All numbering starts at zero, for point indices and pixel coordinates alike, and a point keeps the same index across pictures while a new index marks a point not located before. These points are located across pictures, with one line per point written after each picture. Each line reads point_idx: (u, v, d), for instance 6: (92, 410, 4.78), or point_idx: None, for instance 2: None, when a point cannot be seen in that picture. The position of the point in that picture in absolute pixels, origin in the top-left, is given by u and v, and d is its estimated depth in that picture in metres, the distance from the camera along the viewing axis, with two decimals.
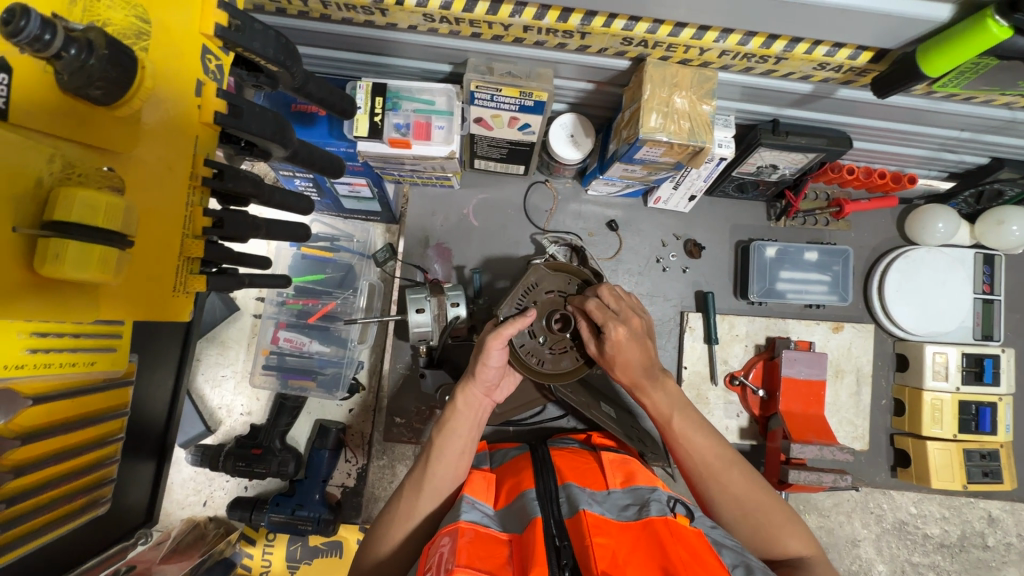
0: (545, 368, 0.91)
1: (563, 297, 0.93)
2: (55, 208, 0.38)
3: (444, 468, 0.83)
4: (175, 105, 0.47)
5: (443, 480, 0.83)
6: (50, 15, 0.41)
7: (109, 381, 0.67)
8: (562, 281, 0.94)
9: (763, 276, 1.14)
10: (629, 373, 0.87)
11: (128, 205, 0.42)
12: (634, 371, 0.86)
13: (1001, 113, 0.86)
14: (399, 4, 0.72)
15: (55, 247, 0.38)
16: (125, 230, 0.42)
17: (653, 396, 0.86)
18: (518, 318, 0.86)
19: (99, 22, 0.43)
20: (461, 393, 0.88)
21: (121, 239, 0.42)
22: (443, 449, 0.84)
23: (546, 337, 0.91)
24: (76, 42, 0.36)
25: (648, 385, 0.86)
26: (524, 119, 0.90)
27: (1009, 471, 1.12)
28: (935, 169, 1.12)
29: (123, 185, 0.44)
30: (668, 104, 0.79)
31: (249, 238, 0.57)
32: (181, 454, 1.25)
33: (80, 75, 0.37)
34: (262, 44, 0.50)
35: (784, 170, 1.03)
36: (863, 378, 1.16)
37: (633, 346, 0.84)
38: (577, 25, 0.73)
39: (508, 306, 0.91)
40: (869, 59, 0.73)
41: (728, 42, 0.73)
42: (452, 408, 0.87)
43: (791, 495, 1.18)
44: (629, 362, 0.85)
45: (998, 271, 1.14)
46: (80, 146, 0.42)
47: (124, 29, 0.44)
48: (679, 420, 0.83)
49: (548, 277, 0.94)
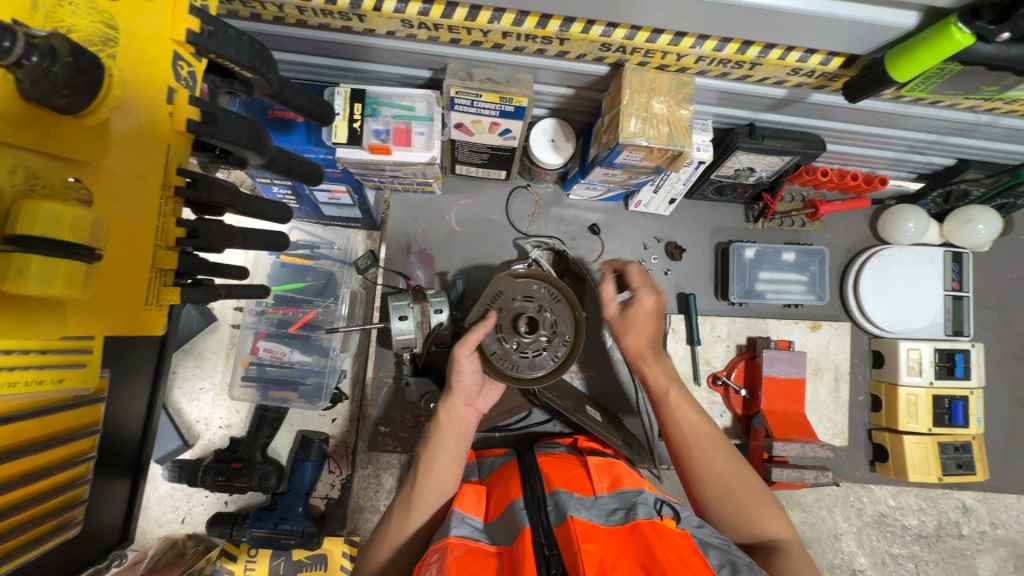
0: (521, 373, 0.91)
1: (529, 300, 0.94)
2: (18, 221, 0.36)
3: (433, 484, 0.83)
4: (145, 113, 0.46)
5: (433, 496, 0.82)
6: (10, 21, 0.39)
7: (78, 398, 0.64)
8: (525, 287, 0.95)
9: (743, 277, 1.16)
10: (638, 342, 0.94)
11: (96, 216, 0.40)
12: (643, 340, 0.94)
13: (965, 117, 0.89)
14: (376, 10, 0.71)
15: (18, 262, 0.36)
16: (93, 242, 0.40)
17: (654, 369, 0.92)
18: (479, 324, 0.87)
19: (62, 28, 0.41)
20: (443, 407, 0.88)
21: (88, 252, 0.40)
22: (430, 467, 0.83)
23: (517, 342, 0.91)
24: (38, 49, 0.35)
25: (651, 358, 0.93)
26: (504, 124, 0.91)
27: (982, 462, 1.15)
28: (904, 170, 1.16)
29: (90, 196, 0.43)
30: (647, 109, 0.80)
31: (225, 248, 0.56)
32: (157, 470, 1.21)
33: (43, 84, 0.36)
34: (236, 49, 0.48)
35: (761, 172, 1.05)
36: (840, 375, 1.19)
37: (648, 317, 0.94)
38: (555, 31, 0.73)
39: (473, 312, 0.92)
40: (840, 65, 0.75)
41: (704, 48, 0.74)
42: (435, 424, 0.87)
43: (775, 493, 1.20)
44: (643, 330, 0.94)
45: (966, 269, 1.18)
46: (43, 156, 0.40)
47: (91, 35, 0.43)
48: (677, 390, 0.87)
49: (513, 283, 0.94)
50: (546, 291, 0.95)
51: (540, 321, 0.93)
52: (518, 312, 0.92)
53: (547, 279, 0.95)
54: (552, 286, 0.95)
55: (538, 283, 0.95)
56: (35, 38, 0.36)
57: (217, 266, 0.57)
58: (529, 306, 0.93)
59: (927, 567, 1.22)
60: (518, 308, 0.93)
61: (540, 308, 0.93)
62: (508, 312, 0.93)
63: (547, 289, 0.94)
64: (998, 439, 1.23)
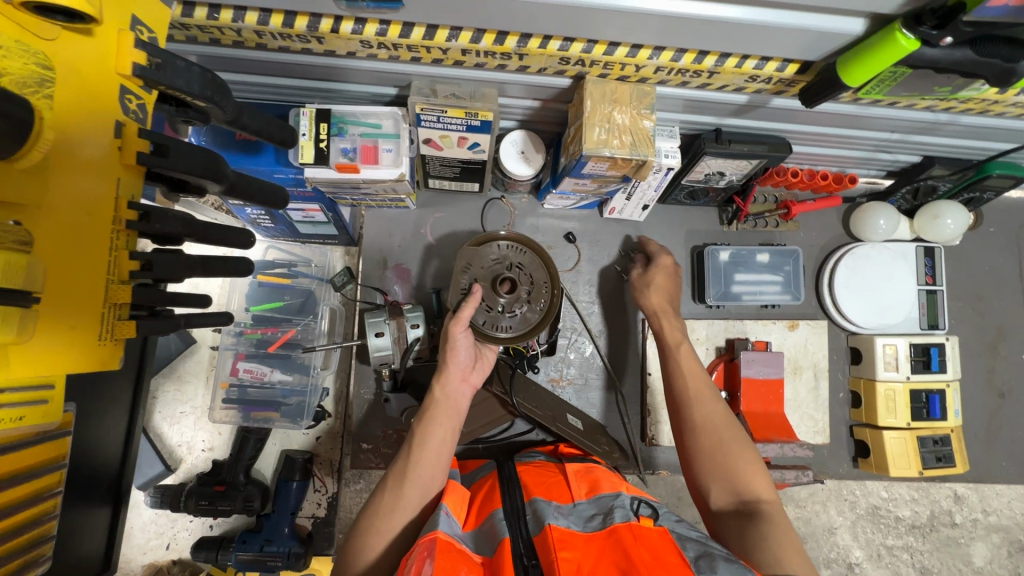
0: (513, 331, 0.94)
1: (499, 263, 0.96)
2: None
3: (424, 470, 0.83)
4: (95, 154, 0.46)
5: (421, 488, 0.82)
6: None
7: (42, 434, 0.61)
8: (494, 252, 0.96)
9: (719, 280, 1.17)
10: (660, 297, 1.03)
11: (32, 260, 0.40)
12: (661, 300, 1.02)
13: (924, 116, 0.90)
14: (334, 31, 0.71)
15: None
16: (28, 286, 0.40)
17: (666, 326, 0.98)
18: (470, 298, 0.90)
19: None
20: (438, 383, 0.90)
21: (23, 296, 0.40)
22: (403, 476, 0.82)
23: (499, 302, 0.94)
24: None
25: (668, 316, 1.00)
26: (472, 138, 0.92)
27: (962, 454, 1.15)
28: (873, 168, 1.17)
29: (31, 239, 0.42)
30: (610, 120, 0.81)
31: (185, 278, 0.55)
32: (140, 497, 1.20)
33: None
34: (185, 81, 0.49)
35: (730, 176, 1.06)
36: (820, 373, 1.20)
37: (666, 276, 1.06)
38: (513, 47, 0.74)
39: (454, 293, 0.94)
40: (795, 70, 0.76)
41: (661, 59, 0.75)
42: (431, 399, 0.89)
43: None
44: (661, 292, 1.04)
45: (938, 262, 1.20)
46: None
47: (25, 77, 0.42)
48: (688, 342, 0.93)
49: (475, 251, 0.96)
50: (507, 245, 0.97)
51: (517, 279, 0.95)
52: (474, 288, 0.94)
53: (526, 241, 0.98)
54: (533, 249, 0.98)
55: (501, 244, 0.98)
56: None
57: (178, 296, 0.56)
58: (501, 265, 0.96)
59: (921, 556, 1.23)
60: (465, 285, 0.94)
61: (511, 266, 0.96)
62: (456, 295, 0.94)
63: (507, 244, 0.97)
64: (978, 432, 1.24)
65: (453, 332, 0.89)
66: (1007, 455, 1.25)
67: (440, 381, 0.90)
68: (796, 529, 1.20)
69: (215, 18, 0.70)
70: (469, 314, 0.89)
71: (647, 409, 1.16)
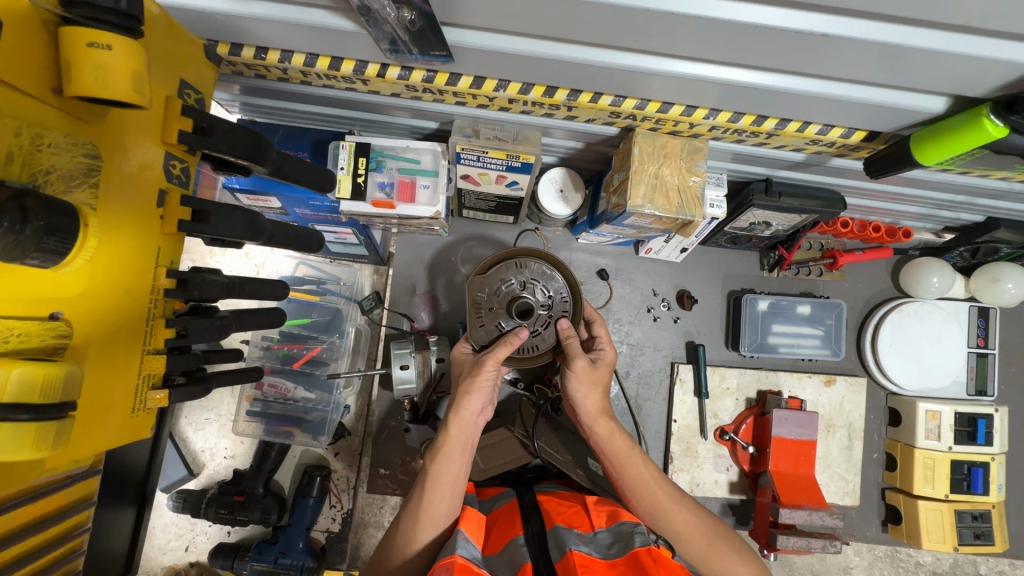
0: (541, 351, 0.91)
1: (512, 287, 0.90)
2: None
3: (440, 504, 0.84)
4: (142, 223, 0.45)
5: (436, 519, 0.83)
6: None
7: (73, 476, 0.62)
8: (504, 273, 0.90)
9: (755, 330, 1.13)
10: (597, 397, 0.92)
11: (71, 370, 0.38)
12: (598, 400, 0.92)
13: (998, 185, 0.84)
14: (380, 76, 0.69)
15: None
16: (68, 396, 0.38)
17: (613, 434, 0.91)
18: (507, 340, 0.86)
19: (42, 174, 0.38)
20: (453, 420, 0.88)
21: (63, 408, 0.37)
22: (416, 516, 0.83)
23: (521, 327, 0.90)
24: (9, 214, 0.33)
25: (607, 419, 0.92)
26: (511, 177, 0.89)
27: (1001, 532, 1.09)
28: (931, 223, 1.10)
29: (71, 331, 0.41)
30: (657, 176, 0.77)
31: (224, 339, 0.54)
32: (162, 499, 1.23)
33: (14, 248, 0.34)
34: (228, 144, 0.47)
35: (777, 226, 1.02)
36: (854, 433, 1.15)
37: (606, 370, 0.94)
38: (563, 100, 0.70)
39: (474, 328, 0.91)
40: (862, 138, 0.71)
41: (718, 120, 0.71)
42: (445, 434, 0.87)
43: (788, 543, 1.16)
44: (598, 393, 0.92)
45: (992, 325, 1.14)
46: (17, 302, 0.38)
47: (72, 171, 0.40)
48: (638, 450, 0.89)
49: (483, 276, 0.89)
50: (514, 264, 0.90)
51: (534, 297, 0.90)
52: (496, 320, 0.90)
53: (537, 251, 0.91)
54: (543, 258, 0.91)
55: (508, 263, 0.90)
56: (4, 193, 0.34)
57: (209, 353, 0.56)
58: (514, 287, 0.90)
59: None
60: (486, 319, 0.90)
61: (527, 286, 0.90)
62: (479, 332, 0.91)
63: (517, 265, 0.90)
64: (1020, 506, 1.17)
65: (484, 369, 0.85)
66: None
67: (456, 418, 0.87)
68: (811, 567, 1.16)
69: (261, 58, 0.68)
70: (504, 354, 0.85)
71: (670, 456, 1.13)
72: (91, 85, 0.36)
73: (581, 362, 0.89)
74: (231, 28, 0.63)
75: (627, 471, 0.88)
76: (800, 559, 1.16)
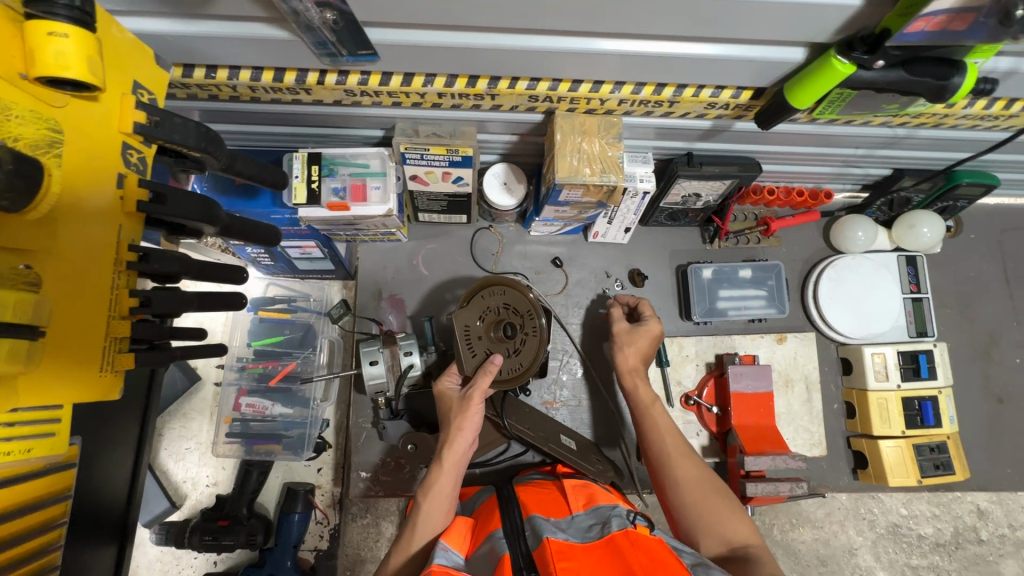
0: (507, 374, 0.88)
1: (490, 313, 0.90)
2: None
3: (428, 521, 0.86)
4: (99, 197, 0.51)
5: (423, 535, 0.85)
6: None
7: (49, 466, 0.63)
8: (484, 301, 0.90)
9: (703, 297, 1.20)
10: (637, 356, 1.03)
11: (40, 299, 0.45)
12: (638, 359, 1.03)
13: (884, 132, 0.95)
14: (320, 83, 0.78)
15: None
16: (37, 321, 0.46)
17: (640, 389, 1.00)
18: (484, 367, 0.88)
19: (11, 138, 0.45)
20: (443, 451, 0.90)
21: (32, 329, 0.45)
22: (410, 541, 0.84)
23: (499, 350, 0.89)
24: None
25: (639, 378, 1.01)
26: (456, 173, 0.97)
27: (960, 462, 1.15)
28: (847, 183, 1.21)
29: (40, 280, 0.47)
30: (579, 149, 0.86)
31: (183, 313, 0.58)
32: (145, 535, 1.22)
33: None
34: (182, 135, 0.54)
35: (706, 197, 1.11)
36: (812, 385, 1.21)
37: (651, 339, 1.03)
38: (484, 89, 0.80)
39: (465, 357, 0.91)
40: (750, 96, 0.81)
41: (623, 92, 0.81)
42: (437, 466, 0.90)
43: (781, 510, 1.19)
44: (638, 354, 1.03)
45: (921, 270, 1.22)
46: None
47: (37, 140, 0.47)
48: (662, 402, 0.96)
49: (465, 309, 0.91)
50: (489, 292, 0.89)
51: (511, 319, 0.88)
52: (483, 347, 0.91)
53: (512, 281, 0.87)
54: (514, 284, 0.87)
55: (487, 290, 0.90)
56: None
57: (175, 329, 0.60)
58: (495, 313, 0.89)
59: None
60: (476, 348, 0.91)
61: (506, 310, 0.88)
62: (468, 360, 0.91)
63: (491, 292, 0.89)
64: (982, 441, 1.23)
65: (472, 403, 0.89)
66: (1012, 462, 1.23)
67: (447, 450, 0.90)
68: (816, 551, 1.18)
69: (212, 76, 0.77)
70: (486, 384, 0.87)
71: None
72: (53, 63, 0.44)
73: (626, 326, 1.06)
74: (182, 48, 0.71)
75: (649, 419, 0.95)
76: (800, 540, 1.18)
